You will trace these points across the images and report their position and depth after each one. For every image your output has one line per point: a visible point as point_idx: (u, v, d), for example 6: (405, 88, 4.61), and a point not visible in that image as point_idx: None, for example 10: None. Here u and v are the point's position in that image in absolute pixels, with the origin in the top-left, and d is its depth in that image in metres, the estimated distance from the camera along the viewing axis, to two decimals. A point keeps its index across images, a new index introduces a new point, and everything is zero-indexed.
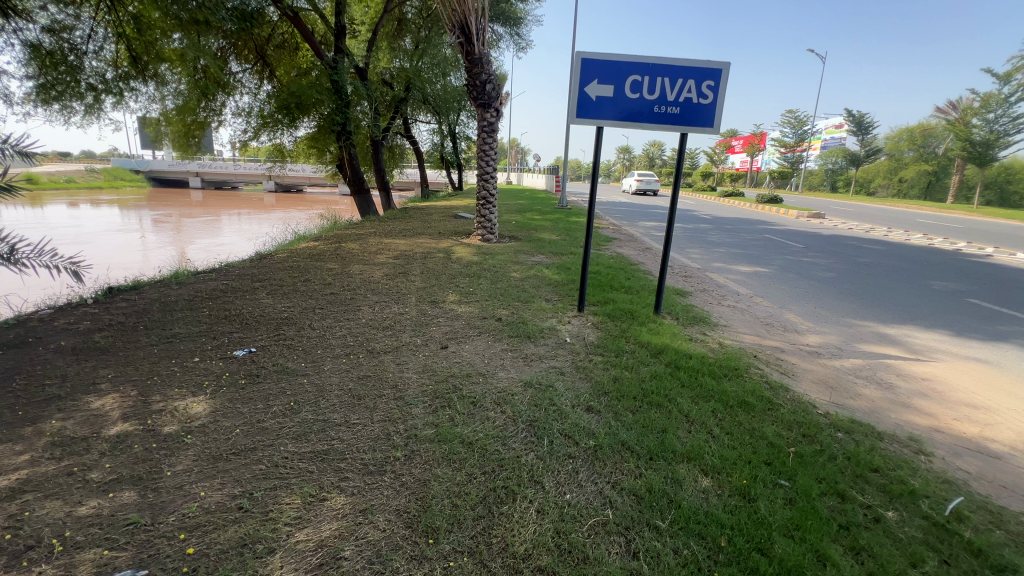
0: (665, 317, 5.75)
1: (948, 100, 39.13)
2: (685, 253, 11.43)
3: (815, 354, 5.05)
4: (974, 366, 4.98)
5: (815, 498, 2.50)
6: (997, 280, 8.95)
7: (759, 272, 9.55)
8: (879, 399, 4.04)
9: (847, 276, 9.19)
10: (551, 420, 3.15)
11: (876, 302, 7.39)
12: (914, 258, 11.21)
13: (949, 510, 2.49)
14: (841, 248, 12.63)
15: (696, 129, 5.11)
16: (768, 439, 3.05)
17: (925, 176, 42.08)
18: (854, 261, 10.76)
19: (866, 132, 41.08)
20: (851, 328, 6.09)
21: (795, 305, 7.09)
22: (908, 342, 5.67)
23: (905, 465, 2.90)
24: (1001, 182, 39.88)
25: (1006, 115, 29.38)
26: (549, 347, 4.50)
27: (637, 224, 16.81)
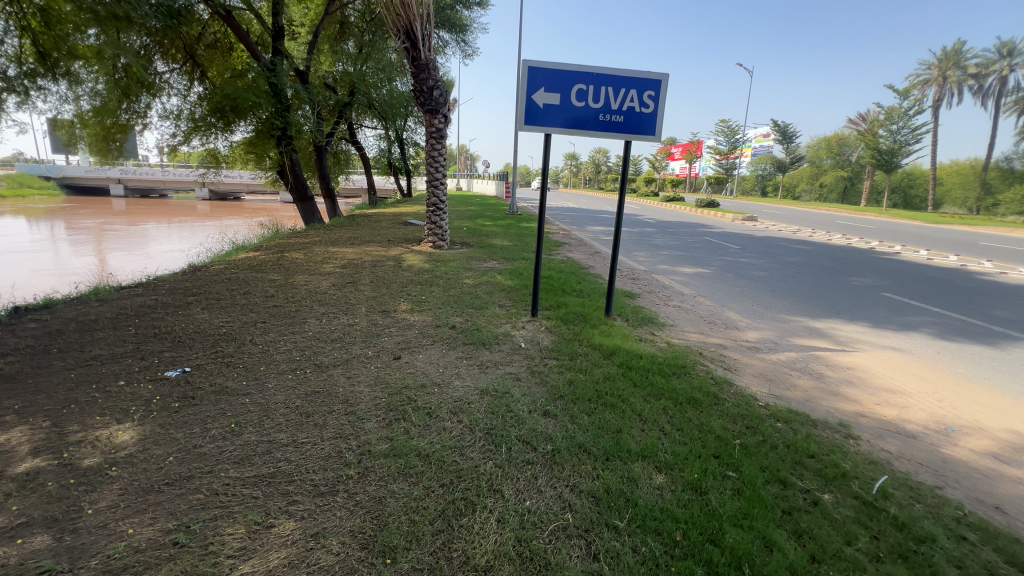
0: (616, 319, 5.91)
1: (859, 113, 43.06)
2: (632, 257, 11.83)
3: (754, 349, 5.37)
4: (891, 354, 5.47)
5: (760, 487, 2.63)
6: (905, 275, 9.91)
7: (701, 273, 10.04)
8: (811, 388, 4.34)
9: (779, 275, 9.85)
10: (509, 427, 3.13)
11: (805, 298, 7.96)
12: (836, 257, 12.19)
13: (876, 489, 2.71)
14: (773, 248, 13.53)
15: (639, 137, 5.32)
16: (715, 433, 3.19)
17: (841, 182, 46.09)
18: (785, 260, 11.55)
19: (790, 141, 44.38)
20: (784, 323, 6.53)
21: (734, 304, 7.51)
22: (834, 334, 6.14)
23: (837, 450, 3.12)
24: (905, 187, 44.36)
25: (907, 126, 32.63)
26: (504, 353, 4.49)
27: (586, 228, 17.21)
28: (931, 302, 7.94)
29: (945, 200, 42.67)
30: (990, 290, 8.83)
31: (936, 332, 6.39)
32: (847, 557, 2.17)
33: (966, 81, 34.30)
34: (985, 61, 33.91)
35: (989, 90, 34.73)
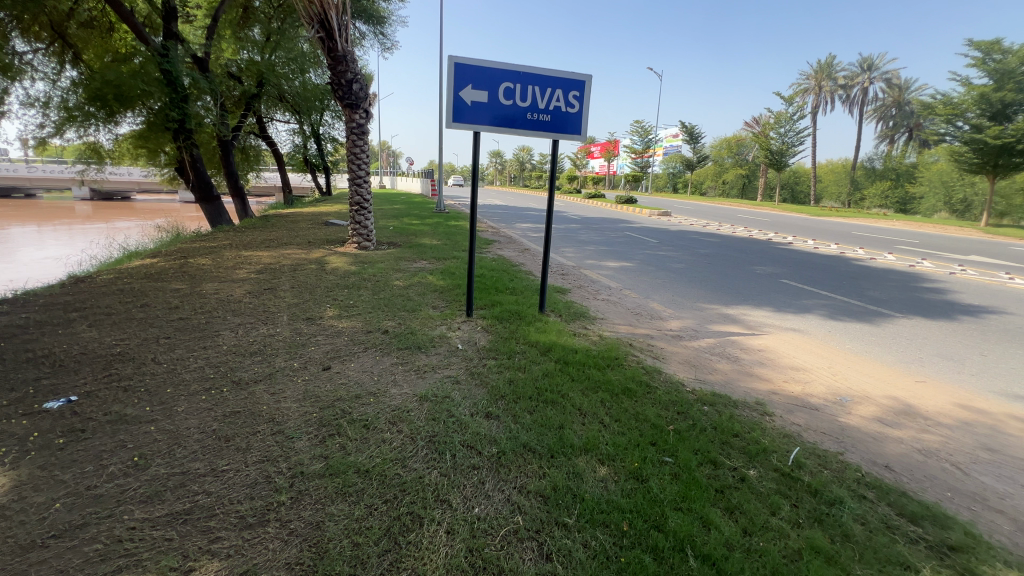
0: (549, 315, 6.01)
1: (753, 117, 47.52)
2: (561, 252, 12.14)
3: (678, 337, 5.70)
4: (793, 335, 6.08)
5: (695, 469, 2.78)
6: (798, 263, 11.07)
7: (625, 266, 10.52)
8: (730, 371, 4.70)
9: (694, 266, 10.59)
10: (452, 433, 3.05)
11: (718, 287, 8.62)
12: (741, 248, 13.36)
13: (792, 460, 2.98)
14: (687, 241, 14.52)
15: (566, 137, 5.43)
16: (651, 421, 3.33)
17: (741, 179, 50.65)
18: (698, 252, 12.43)
19: (696, 141, 47.92)
20: (702, 311, 7.02)
21: (657, 295, 7.94)
22: (745, 319, 6.71)
23: (757, 427, 3.39)
24: (792, 184, 49.70)
25: (792, 130, 36.47)
26: (442, 356, 4.39)
27: (515, 226, 17.40)
28: (820, 286, 8.95)
29: (824, 195, 48.45)
30: (865, 274, 10.11)
31: (826, 313, 7.22)
32: (774, 526, 2.36)
33: (836, 91, 39.13)
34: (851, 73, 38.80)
35: (854, 99, 39.89)
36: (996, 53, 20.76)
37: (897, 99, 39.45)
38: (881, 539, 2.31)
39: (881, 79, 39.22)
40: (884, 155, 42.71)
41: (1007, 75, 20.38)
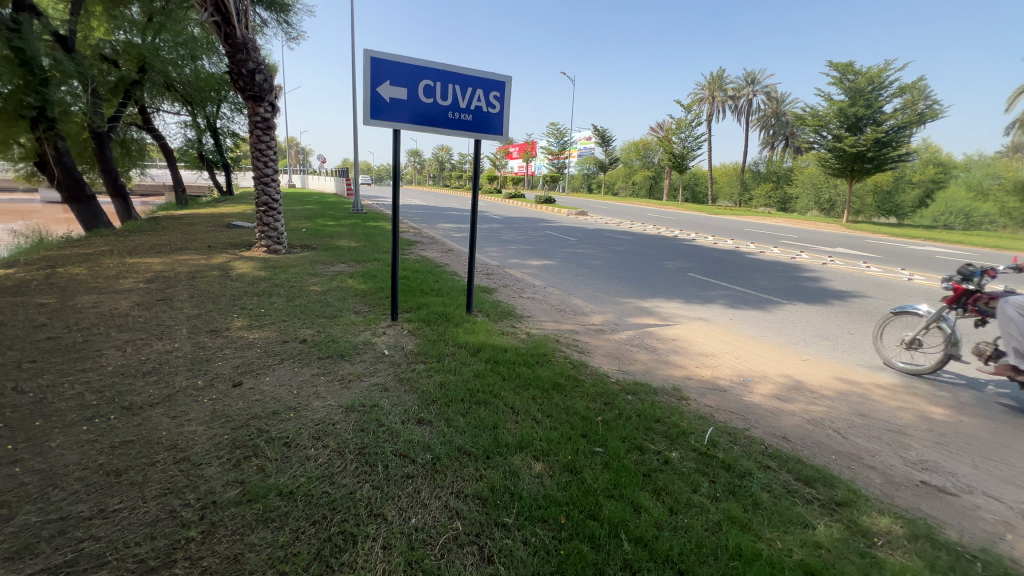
0: (477, 315, 5.98)
1: (657, 123, 51.01)
2: (484, 252, 12.15)
3: (600, 331, 5.95)
4: (700, 324, 6.63)
5: (623, 457, 2.92)
6: (701, 258, 12.07)
7: (548, 264, 10.79)
8: (648, 360, 5.01)
9: (611, 263, 11.14)
10: (382, 443, 2.93)
11: (634, 282, 9.13)
12: (652, 244, 14.28)
13: (707, 440, 3.23)
14: (603, 239, 15.22)
15: (488, 137, 5.45)
16: (580, 413, 3.44)
17: (648, 180, 54.18)
18: (614, 249, 13.08)
19: (607, 144, 50.39)
20: (621, 305, 7.40)
21: (579, 291, 8.24)
22: (659, 311, 7.18)
23: (676, 412, 3.63)
24: (692, 185, 54.10)
25: (690, 135, 39.62)
26: (367, 363, 4.19)
27: (436, 226, 17.14)
28: (721, 278, 9.83)
29: (719, 195, 53.33)
30: (757, 266, 11.27)
31: (727, 302, 7.94)
32: (696, 503, 2.54)
33: (726, 101, 43.24)
34: (738, 86, 43.03)
35: (741, 109, 44.33)
36: (850, 74, 24.12)
37: (774, 110, 44.48)
38: (784, 502, 2.59)
39: (762, 92, 43.98)
40: (766, 160, 47.95)
41: (858, 93, 23.79)
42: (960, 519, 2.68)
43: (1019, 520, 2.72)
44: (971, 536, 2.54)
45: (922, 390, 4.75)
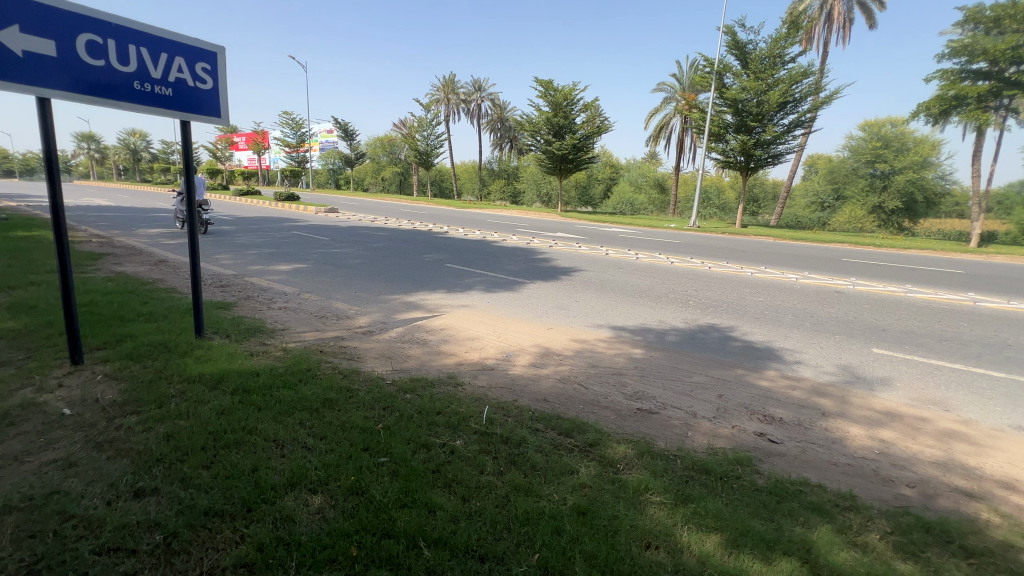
0: (212, 338, 4.85)
1: (399, 120, 51.49)
2: (213, 261, 10.03)
3: (368, 333, 5.63)
4: (465, 310, 7.00)
5: (411, 459, 2.81)
6: (457, 249, 12.81)
7: (299, 268, 9.63)
8: (422, 354, 5.01)
9: (371, 260, 10.72)
10: (75, 544, 2.06)
11: (396, 278, 9.01)
12: (409, 239, 14.39)
13: (486, 419, 3.39)
14: (358, 236, 14.51)
15: (201, 118, 4.42)
16: (360, 425, 3.16)
17: (397, 176, 54.36)
18: (371, 246, 12.64)
19: (352, 138, 48.00)
20: (387, 303, 7.20)
21: (339, 294, 7.63)
22: (425, 304, 7.29)
23: (454, 400, 3.70)
24: (439, 181, 57.07)
25: (432, 133, 41.16)
26: (33, 436, 2.89)
27: (134, 232, 13.26)
28: (475, 266, 10.64)
29: (463, 190, 57.83)
30: (504, 253, 12.65)
31: (484, 287, 8.64)
32: (484, 483, 2.64)
33: (460, 104, 46.74)
34: (468, 91, 47.04)
35: (473, 113, 48.64)
36: (552, 91, 29.21)
37: (500, 116, 50.29)
38: (554, 457, 2.94)
39: (488, 99, 49.16)
40: (498, 159, 54.30)
41: (558, 107, 29.05)
42: (664, 430, 3.56)
43: (692, 419, 3.81)
44: (671, 440, 3.41)
45: (626, 337, 6.18)
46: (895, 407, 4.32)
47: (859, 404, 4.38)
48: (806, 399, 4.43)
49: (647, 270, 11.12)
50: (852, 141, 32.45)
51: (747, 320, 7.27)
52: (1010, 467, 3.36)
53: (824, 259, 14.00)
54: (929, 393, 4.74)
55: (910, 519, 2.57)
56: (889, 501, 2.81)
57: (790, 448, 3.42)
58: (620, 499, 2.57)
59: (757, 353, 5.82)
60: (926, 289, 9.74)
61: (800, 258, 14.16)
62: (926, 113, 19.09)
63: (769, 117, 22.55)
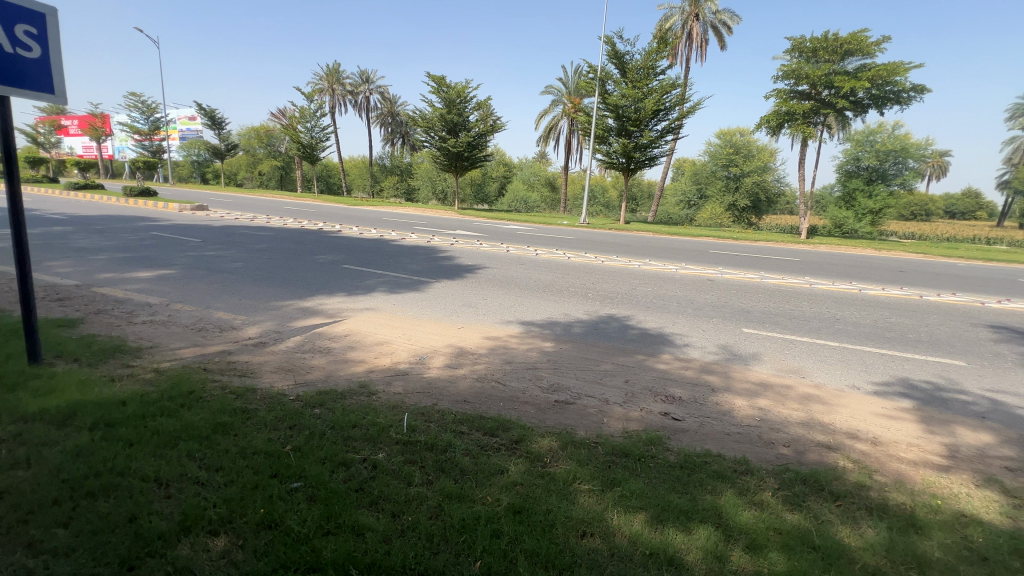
0: (53, 364, 3.97)
1: (277, 109, 47.12)
2: (44, 269, 8.24)
3: (260, 344, 5.05)
4: (369, 314, 6.61)
5: (329, 481, 2.58)
6: (353, 249, 12.08)
7: (164, 275, 8.31)
8: (326, 363, 4.62)
9: (254, 263, 9.65)
10: None
11: (287, 282, 8.21)
12: (297, 239, 13.23)
13: (407, 427, 3.23)
14: (236, 237, 12.97)
15: (28, 95, 3.58)
16: (264, 449, 2.82)
17: (277, 171, 49.62)
18: (253, 248, 11.37)
19: (220, 127, 42.74)
20: (279, 310, 6.53)
21: (220, 302, 6.74)
22: (324, 309, 6.75)
23: (370, 410, 3.46)
24: (326, 177, 53.43)
25: (316, 125, 38.24)
26: None
27: None
28: (375, 267, 10.13)
29: (353, 186, 54.74)
30: (404, 252, 12.23)
31: (387, 289, 8.26)
32: (414, 495, 2.51)
33: (346, 96, 44.10)
34: (354, 82, 44.60)
35: (360, 105, 46.21)
36: (444, 87, 28.84)
37: (390, 110, 48.41)
38: (482, 459, 2.89)
39: (376, 91, 47.08)
40: (389, 155, 52.39)
41: (452, 104, 28.81)
42: (582, 419, 3.71)
43: (606, 406, 4.01)
44: (589, 428, 3.55)
45: (536, 332, 6.33)
46: (766, 378, 4.99)
47: (739, 378, 4.98)
48: (698, 378, 4.92)
49: (547, 265, 11.53)
50: (711, 147, 36.89)
51: (641, 309, 7.88)
52: (853, 419, 4.07)
53: (694, 251, 15.77)
54: (788, 363, 5.57)
55: (791, 474, 2.98)
56: (773, 461, 3.23)
57: (691, 424, 3.77)
58: (552, 492, 2.62)
59: (652, 339, 6.35)
60: (775, 276, 11.40)
61: (676, 251, 15.71)
62: (767, 126, 22.38)
63: (645, 123, 24.64)
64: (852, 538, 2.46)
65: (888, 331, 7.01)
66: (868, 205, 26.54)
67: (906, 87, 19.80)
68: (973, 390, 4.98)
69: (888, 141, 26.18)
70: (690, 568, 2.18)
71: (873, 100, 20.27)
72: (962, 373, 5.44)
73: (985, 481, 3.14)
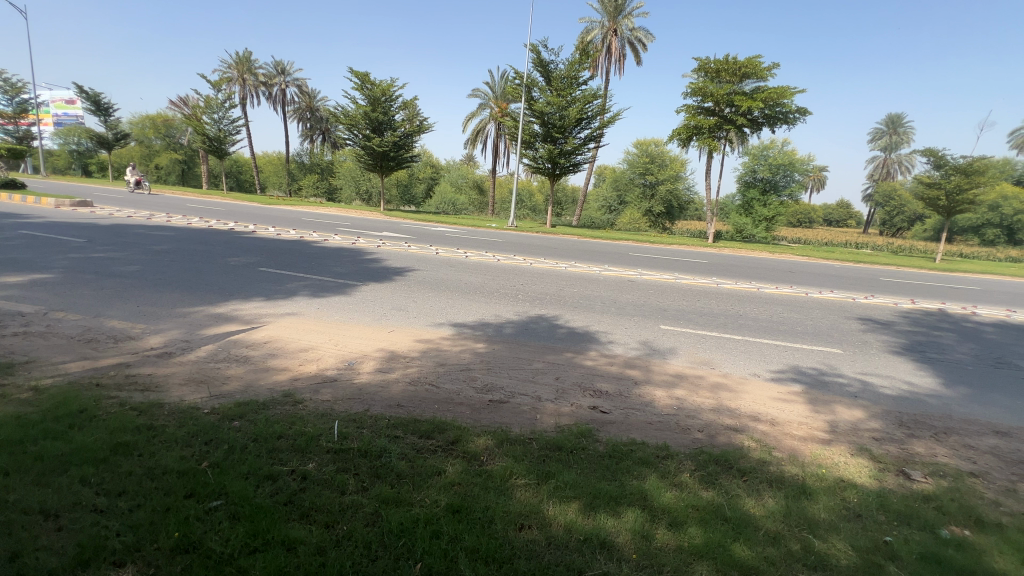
0: None
1: (178, 97, 42.66)
2: None
3: (166, 355, 4.58)
4: (291, 319, 6.23)
5: (254, 496, 2.43)
6: (270, 250, 11.30)
7: (39, 280, 7.23)
8: (245, 373, 4.30)
9: (153, 266, 8.69)
10: None
11: (194, 287, 7.50)
12: (204, 240, 12.10)
13: (338, 435, 3.11)
14: (130, 237, 11.59)
15: None
16: (176, 468, 2.59)
17: (178, 165, 44.94)
18: (151, 249, 10.24)
19: (107, 113, 37.89)
20: (185, 317, 5.95)
21: (113, 310, 6.00)
22: (239, 315, 6.26)
23: (296, 420, 3.28)
24: (236, 173, 49.41)
25: (225, 117, 35.15)
26: None
27: None
28: (296, 269, 9.56)
29: (267, 184, 51.08)
30: (327, 254, 11.65)
31: (310, 292, 7.84)
32: (348, 504, 2.44)
33: (258, 87, 41.08)
34: (268, 73, 41.71)
35: (275, 97, 43.24)
36: (368, 83, 27.82)
37: (308, 105, 45.46)
38: (419, 462, 2.87)
39: (294, 84, 44.32)
40: (308, 152, 49.60)
41: (376, 102, 27.90)
42: (516, 417, 3.79)
43: (538, 403, 4.13)
44: (523, 425, 3.63)
45: (468, 334, 6.34)
46: (682, 370, 5.42)
47: (658, 371, 5.36)
48: (622, 372, 5.22)
49: (477, 267, 11.58)
50: (629, 156, 39.03)
51: (568, 309, 8.17)
52: (754, 403, 4.55)
53: (616, 254, 16.61)
54: (701, 356, 6.08)
55: (705, 456, 3.28)
56: (689, 445, 3.53)
57: (618, 415, 4.00)
58: (488, 489, 2.67)
59: (580, 337, 6.63)
60: (687, 277, 12.35)
61: (599, 253, 16.47)
62: (678, 138, 24.16)
63: (569, 131, 25.51)
64: (756, 508, 2.76)
65: (781, 325, 7.90)
66: (763, 213, 29.59)
67: (792, 109, 22.27)
68: (848, 373, 5.76)
69: (779, 156, 29.36)
70: (620, 549, 2.33)
71: (767, 119, 22.66)
72: (839, 359, 6.28)
73: (859, 450, 3.67)
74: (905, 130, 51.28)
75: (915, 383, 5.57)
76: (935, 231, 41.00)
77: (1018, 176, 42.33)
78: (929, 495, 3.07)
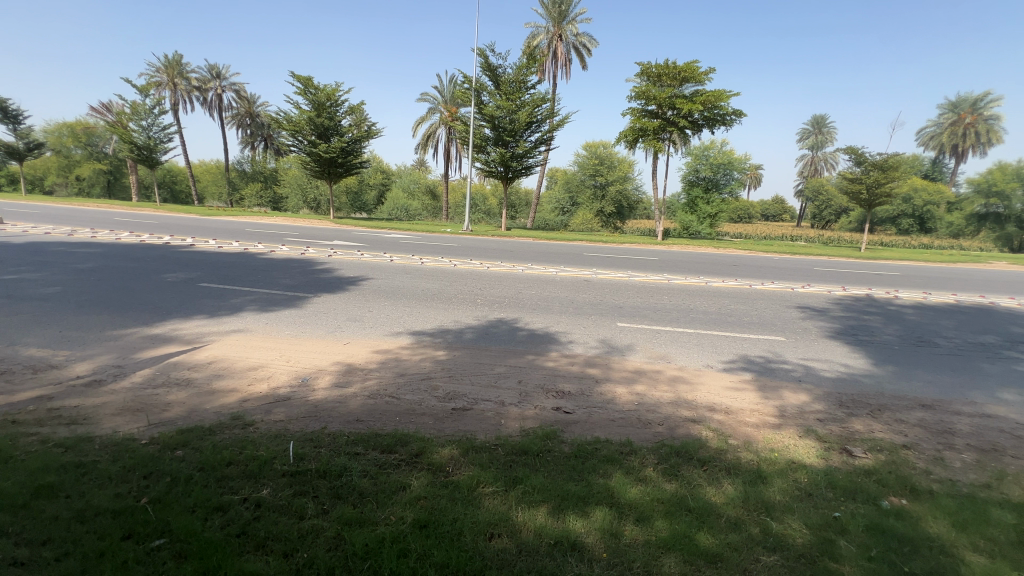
0: None
1: (100, 103, 39.50)
2: None
3: (95, 384, 4.19)
4: (239, 337, 5.88)
5: (202, 530, 2.26)
6: (211, 264, 10.70)
7: None
8: (188, 397, 4.02)
9: (77, 287, 7.96)
10: None
11: (125, 307, 6.92)
12: (135, 255, 11.26)
13: (293, 457, 2.95)
14: (46, 255, 10.54)
15: None
16: (110, 507, 2.36)
17: (103, 175, 41.68)
18: (75, 268, 9.41)
19: (18, 121, 34.52)
20: (117, 340, 5.49)
21: (30, 338, 5.43)
22: (179, 335, 5.85)
23: (246, 444, 3.08)
24: (169, 183, 46.52)
25: (155, 124, 32.85)
26: None
27: None
28: (240, 283, 9.05)
29: (206, 194, 48.31)
30: (274, 265, 11.14)
31: (258, 307, 7.45)
32: (308, 529, 2.32)
33: (192, 92, 38.78)
34: (201, 77, 39.51)
35: (211, 103, 41.01)
36: (312, 88, 26.90)
37: (247, 111, 43.41)
38: (382, 478, 2.77)
39: (230, 88, 42.24)
40: (249, 159, 47.39)
41: (321, 107, 27.05)
42: (481, 423, 3.75)
43: (502, 408, 4.11)
44: (487, 432, 3.59)
45: (427, 341, 6.22)
46: (641, 366, 5.56)
47: (618, 367, 5.48)
48: (583, 371, 5.28)
49: (433, 273, 11.44)
50: (579, 158, 39.90)
51: (527, 311, 8.20)
52: (710, 394, 4.73)
53: (570, 254, 16.88)
54: (657, 351, 6.25)
55: (666, 449, 3.36)
56: (651, 439, 3.61)
57: (580, 415, 4.04)
58: (456, 501, 2.60)
59: (540, 338, 6.67)
60: (640, 274, 12.74)
61: (555, 254, 16.71)
62: (625, 141, 24.97)
63: (520, 134, 25.70)
64: (717, 496, 2.85)
65: (728, 317, 8.29)
66: (706, 210, 30.95)
67: (728, 111, 23.35)
68: (791, 359, 6.11)
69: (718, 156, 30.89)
70: (591, 550, 2.34)
71: (706, 121, 23.72)
72: (784, 346, 6.66)
73: (806, 432, 3.89)
74: (828, 130, 55.54)
75: (851, 364, 5.99)
76: (858, 222, 44.48)
77: (925, 171, 46.85)
78: (870, 469, 3.30)
